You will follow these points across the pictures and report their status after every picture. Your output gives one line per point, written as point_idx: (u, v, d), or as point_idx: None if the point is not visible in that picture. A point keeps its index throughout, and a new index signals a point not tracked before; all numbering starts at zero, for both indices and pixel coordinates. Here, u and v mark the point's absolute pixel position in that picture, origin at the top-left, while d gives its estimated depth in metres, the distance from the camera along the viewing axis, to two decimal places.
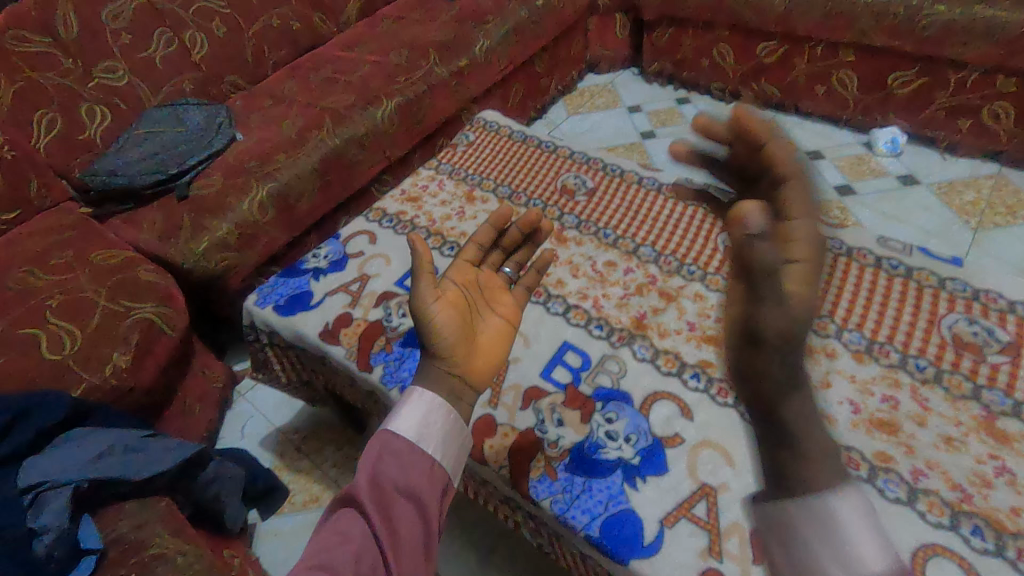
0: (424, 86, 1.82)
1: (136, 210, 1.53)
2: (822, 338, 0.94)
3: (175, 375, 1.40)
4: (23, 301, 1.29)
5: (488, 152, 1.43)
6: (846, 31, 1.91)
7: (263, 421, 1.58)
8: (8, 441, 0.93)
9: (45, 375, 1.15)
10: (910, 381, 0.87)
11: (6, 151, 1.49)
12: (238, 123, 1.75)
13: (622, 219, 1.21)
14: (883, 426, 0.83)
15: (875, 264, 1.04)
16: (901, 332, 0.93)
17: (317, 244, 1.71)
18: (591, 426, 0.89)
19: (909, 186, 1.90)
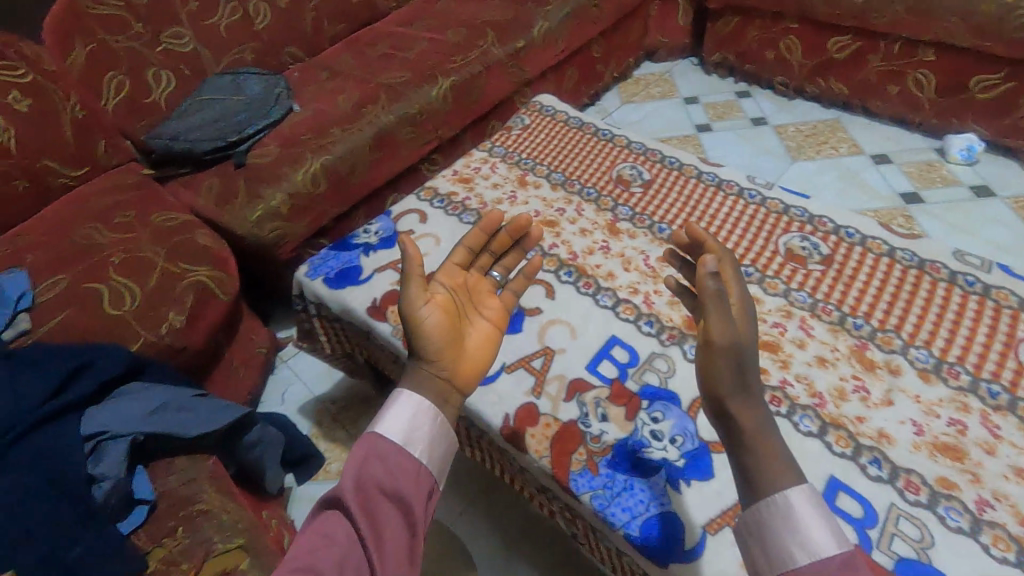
0: (480, 66, 1.80)
1: (195, 175, 1.57)
2: (886, 353, 0.90)
3: (224, 339, 1.44)
4: (87, 256, 1.34)
5: (543, 137, 1.41)
6: (927, 30, 1.80)
7: (302, 390, 1.61)
8: (72, 389, 0.97)
9: (106, 329, 1.20)
10: (981, 406, 0.83)
11: (77, 110, 1.54)
12: (295, 94, 1.77)
13: (678, 214, 1.18)
14: (948, 451, 0.79)
15: (948, 279, 0.98)
16: (974, 353, 0.88)
17: (365, 219, 1.72)
18: (636, 424, 0.87)
19: (983, 199, 1.79)
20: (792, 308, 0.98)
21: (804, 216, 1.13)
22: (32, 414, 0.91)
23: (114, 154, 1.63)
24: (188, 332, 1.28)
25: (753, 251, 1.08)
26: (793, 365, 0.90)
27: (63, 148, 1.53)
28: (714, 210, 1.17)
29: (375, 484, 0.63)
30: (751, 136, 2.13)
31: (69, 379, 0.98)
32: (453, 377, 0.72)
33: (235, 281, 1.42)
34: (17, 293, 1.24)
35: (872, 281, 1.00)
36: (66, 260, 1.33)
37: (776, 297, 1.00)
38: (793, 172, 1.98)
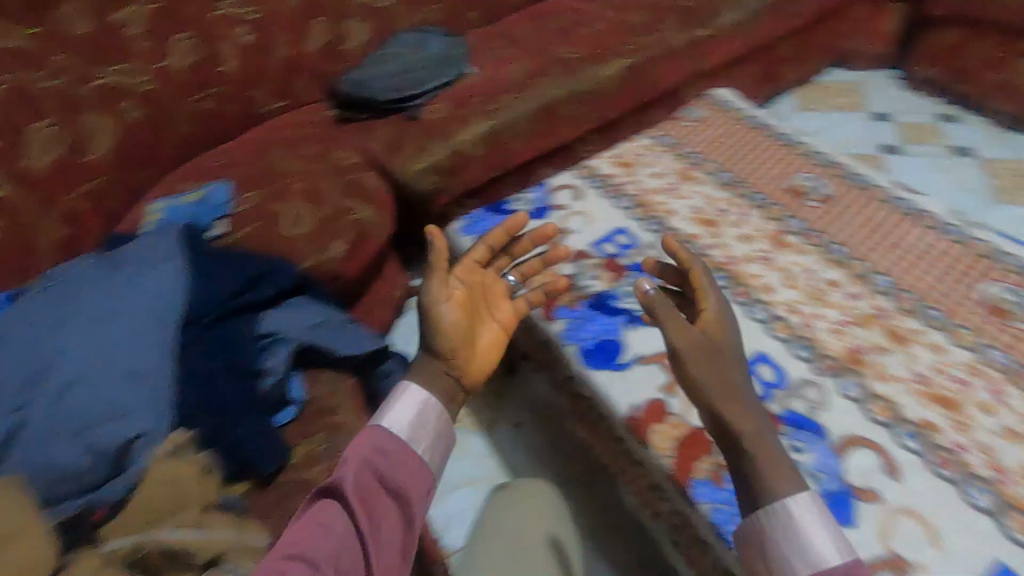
0: (656, 51, 1.74)
1: (372, 121, 1.69)
2: None
3: (370, 275, 1.57)
4: (275, 180, 1.51)
5: (715, 133, 1.34)
6: None
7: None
8: (256, 291, 1.11)
9: (282, 246, 1.36)
10: None
11: (288, 48, 1.72)
12: (471, 58, 1.83)
13: (859, 238, 1.07)
14: None
15: None
16: None
17: (514, 187, 1.75)
18: (806, 456, 0.81)
19: None
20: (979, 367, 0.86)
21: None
22: (224, 305, 1.06)
23: (308, 94, 1.80)
24: (348, 263, 1.40)
25: (944, 293, 0.96)
26: (970, 430, 0.80)
27: (269, 82, 1.72)
28: (903, 241, 1.05)
29: (373, 476, 0.72)
30: (948, 167, 1.87)
31: (251, 282, 1.12)
32: (463, 375, 0.85)
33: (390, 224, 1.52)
34: (217, 201, 1.44)
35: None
36: (259, 179, 1.51)
37: (963, 349, 0.88)
38: (996, 213, 1.72)
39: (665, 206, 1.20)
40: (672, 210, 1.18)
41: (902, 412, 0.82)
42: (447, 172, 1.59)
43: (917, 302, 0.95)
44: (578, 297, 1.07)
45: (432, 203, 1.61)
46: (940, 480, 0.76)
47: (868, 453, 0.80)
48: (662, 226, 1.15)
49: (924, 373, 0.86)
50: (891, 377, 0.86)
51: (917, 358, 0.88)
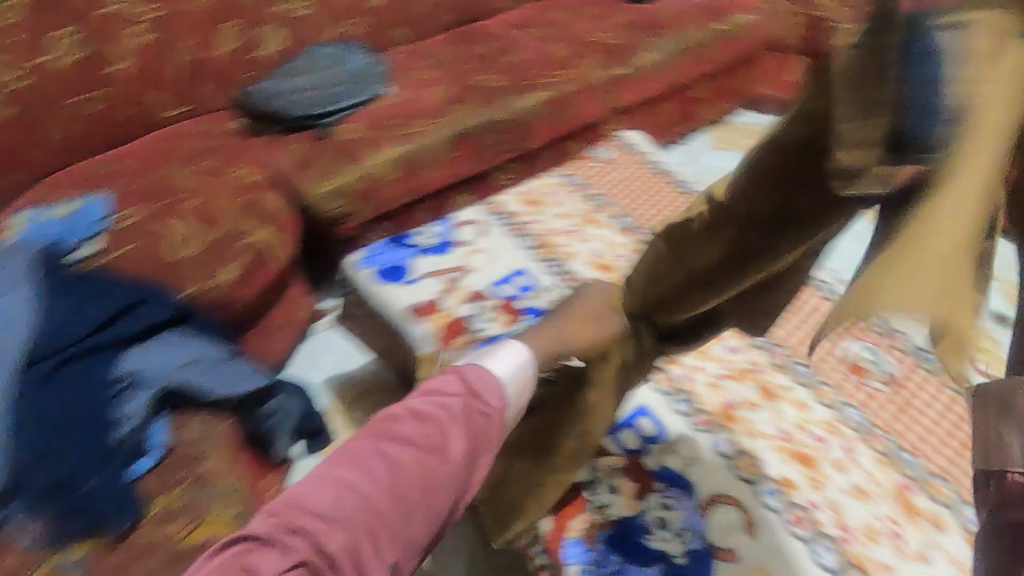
0: (575, 87, 1.87)
1: (280, 134, 1.68)
2: (836, 450, 0.89)
3: (271, 298, 1.52)
4: (166, 198, 1.42)
5: (623, 176, 1.40)
6: None
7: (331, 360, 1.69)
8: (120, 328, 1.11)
9: (165, 269, 1.28)
10: (879, 456, 0.89)
11: (147, 36, 1.63)
12: (392, 77, 1.86)
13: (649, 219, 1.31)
14: (804, 460, 0.89)
15: (884, 449, 0.90)
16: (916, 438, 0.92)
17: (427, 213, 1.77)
18: (645, 506, 0.91)
19: None
20: (795, 450, 0.90)
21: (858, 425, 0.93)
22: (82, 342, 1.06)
23: (214, 96, 1.80)
24: (246, 288, 1.36)
25: (769, 378, 1.00)
26: (748, 434, 0.92)
27: (170, 83, 1.68)
28: None
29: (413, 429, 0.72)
30: None
31: (135, 308, 1.16)
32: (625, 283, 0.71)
33: (295, 246, 1.51)
34: (91, 220, 1.31)
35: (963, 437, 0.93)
36: (143, 194, 1.41)
37: (823, 407, 0.95)
38: None
39: (535, 228, 1.27)
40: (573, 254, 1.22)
41: (771, 469, 0.88)
42: (358, 196, 1.59)
43: (788, 360, 1.02)
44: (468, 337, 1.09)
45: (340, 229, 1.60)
46: (795, 537, 0.81)
47: (730, 509, 0.86)
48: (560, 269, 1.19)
49: (790, 430, 0.93)
50: (760, 433, 0.92)
51: (785, 415, 0.94)
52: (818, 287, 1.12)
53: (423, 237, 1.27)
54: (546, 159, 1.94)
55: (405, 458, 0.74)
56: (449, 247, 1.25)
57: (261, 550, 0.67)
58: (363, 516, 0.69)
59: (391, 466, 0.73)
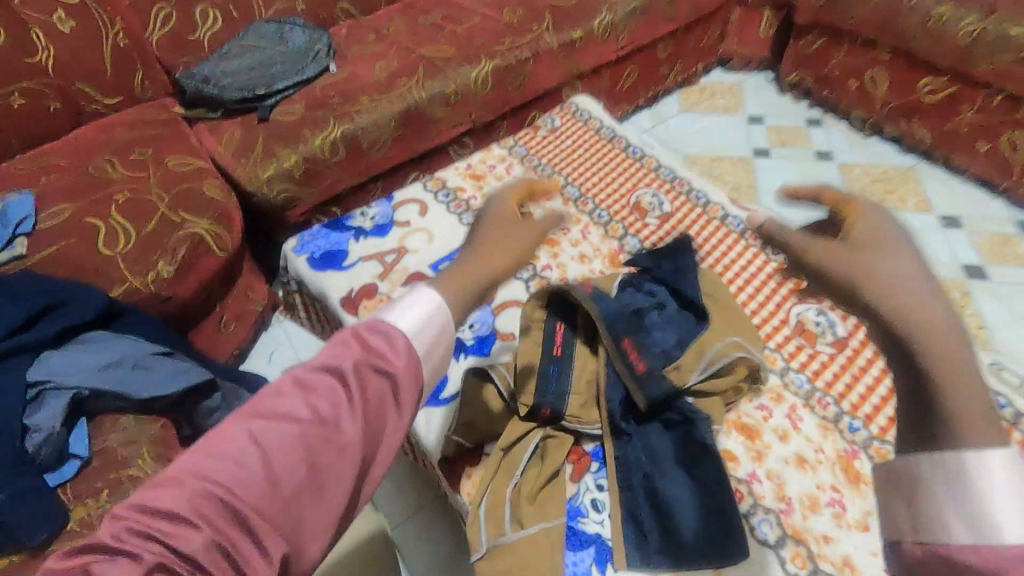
0: (529, 53, 1.76)
1: (220, 120, 1.62)
2: (778, 417, 0.86)
3: (218, 291, 1.47)
4: (96, 192, 1.35)
5: (571, 144, 1.34)
6: (942, 48, 1.83)
7: (289, 353, 1.64)
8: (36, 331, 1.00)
9: (94, 266, 1.22)
10: (823, 421, 0.85)
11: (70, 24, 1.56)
12: (336, 53, 1.78)
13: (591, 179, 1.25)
14: (744, 430, 0.85)
15: (829, 415, 0.85)
16: (870, 403, 0.86)
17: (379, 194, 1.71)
18: (579, 488, 0.84)
19: (949, 229, 1.84)
20: (734, 421, 0.86)
21: (801, 390, 0.88)
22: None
23: (150, 86, 1.72)
24: (185, 283, 1.31)
25: None
26: None
27: (100, 74, 1.62)
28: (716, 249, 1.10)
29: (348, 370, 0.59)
30: (808, 167, 2.08)
31: (53, 304, 1.04)
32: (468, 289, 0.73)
33: (241, 235, 1.45)
34: (17, 218, 1.25)
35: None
36: (72, 190, 1.35)
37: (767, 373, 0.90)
38: None
39: (476, 203, 1.23)
40: None
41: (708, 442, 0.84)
42: (302, 180, 1.52)
43: None
44: None
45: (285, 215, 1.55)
46: None
47: None
48: None
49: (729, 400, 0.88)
50: None
51: None
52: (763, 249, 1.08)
53: (362, 219, 1.21)
54: (502, 132, 1.88)
55: (280, 433, 0.54)
56: (388, 230, 1.19)
57: (167, 533, 0.49)
58: (268, 479, 0.52)
59: (261, 442, 0.54)
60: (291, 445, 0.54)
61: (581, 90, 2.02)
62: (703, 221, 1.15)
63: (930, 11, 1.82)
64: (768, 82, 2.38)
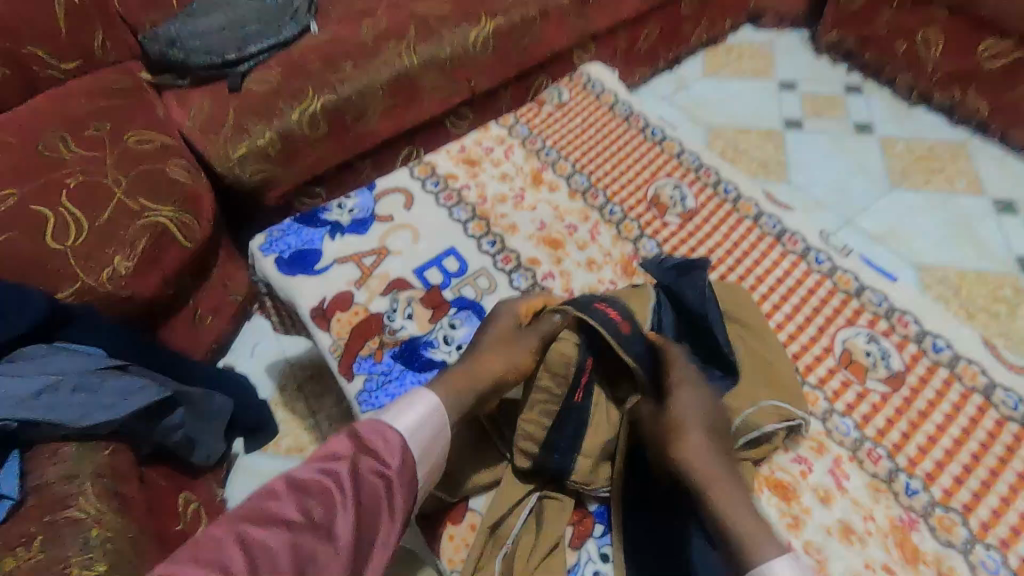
0: (536, 11, 1.55)
1: (188, 89, 1.44)
2: (820, 474, 0.72)
3: (190, 283, 1.34)
4: (45, 175, 1.21)
5: (581, 123, 1.17)
6: (1013, 7, 1.59)
7: (273, 347, 1.52)
8: None
9: (42, 263, 1.09)
10: (875, 481, 0.71)
11: None
12: (319, 10, 1.58)
13: (604, 169, 1.09)
14: (778, 488, 0.72)
15: (882, 473, 0.71)
16: (934, 457, 0.71)
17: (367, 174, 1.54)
18: (580, 557, 0.77)
19: (1003, 215, 1.65)
20: (766, 476, 0.73)
21: (848, 439, 0.74)
22: None
23: (113, 47, 1.54)
24: (146, 278, 1.18)
25: None
26: None
27: (53, 35, 1.44)
28: (748, 257, 0.94)
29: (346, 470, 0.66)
30: (845, 141, 1.87)
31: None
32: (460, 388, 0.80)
33: (211, 221, 1.30)
34: None
35: (985, 455, 0.71)
36: (19, 172, 1.21)
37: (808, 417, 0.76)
38: (887, 202, 1.70)
39: (471, 194, 1.06)
40: (513, 226, 1.01)
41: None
42: (279, 159, 1.36)
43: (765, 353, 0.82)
44: (384, 344, 0.90)
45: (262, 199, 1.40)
46: None
47: None
48: (499, 246, 0.99)
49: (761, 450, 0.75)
50: None
51: None
52: (803, 255, 0.92)
53: (339, 212, 1.06)
54: (506, 102, 1.70)
55: (273, 537, 0.60)
56: (367, 225, 1.04)
57: None
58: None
59: (249, 546, 0.59)
60: (281, 553, 0.59)
61: (595, 53, 1.81)
62: (732, 220, 0.98)
63: None
64: (803, 42, 2.14)
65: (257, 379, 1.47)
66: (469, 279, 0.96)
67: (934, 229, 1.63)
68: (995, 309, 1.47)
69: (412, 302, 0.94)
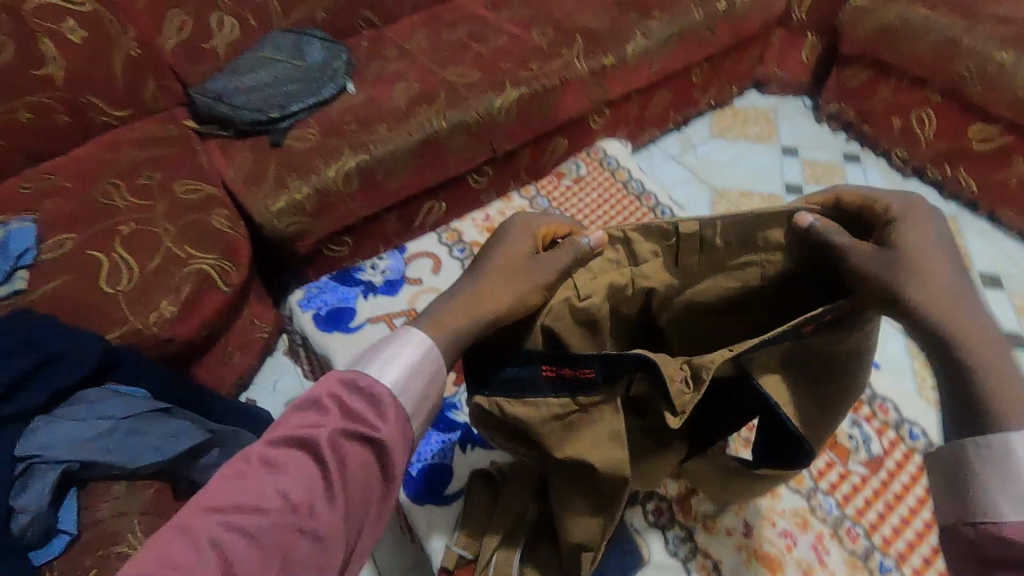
0: (556, 80, 1.67)
1: (232, 140, 1.56)
2: (805, 549, 0.80)
3: (224, 323, 1.43)
4: (101, 222, 1.32)
5: (595, 198, 1.27)
6: (999, 97, 1.71)
7: (295, 383, 1.60)
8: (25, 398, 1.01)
9: (97, 307, 1.19)
10: (854, 558, 0.79)
11: (80, 33, 1.49)
12: (355, 71, 1.70)
13: None
14: (766, 560, 0.79)
15: (860, 552, 0.79)
16: (906, 538, 0.80)
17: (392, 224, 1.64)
18: None
19: (989, 288, 1.74)
20: (755, 551, 0.80)
21: (830, 516, 0.82)
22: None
23: (162, 97, 1.65)
24: (187, 322, 1.27)
25: None
26: (708, 531, 0.82)
27: (110, 86, 1.55)
28: None
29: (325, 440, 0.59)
30: None
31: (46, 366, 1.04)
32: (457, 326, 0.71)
33: (248, 267, 1.38)
34: (19, 250, 1.23)
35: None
36: (78, 218, 1.32)
37: (795, 494, 0.84)
38: None
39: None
40: None
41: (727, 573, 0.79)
42: (313, 212, 1.46)
43: None
44: None
45: (295, 246, 1.50)
46: None
47: None
48: None
49: (753, 524, 0.82)
50: (721, 528, 0.82)
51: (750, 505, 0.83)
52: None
53: (372, 272, 1.15)
54: (524, 160, 1.80)
55: (247, 524, 0.54)
56: (398, 287, 1.13)
57: None
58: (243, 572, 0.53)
59: (226, 539, 0.54)
60: (256, 540, 0.54)
61: (609, 116, 1.93)
62: None
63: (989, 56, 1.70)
64: (807, 109, 2.25)
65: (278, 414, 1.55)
66: None
67: None
68: None
69: None
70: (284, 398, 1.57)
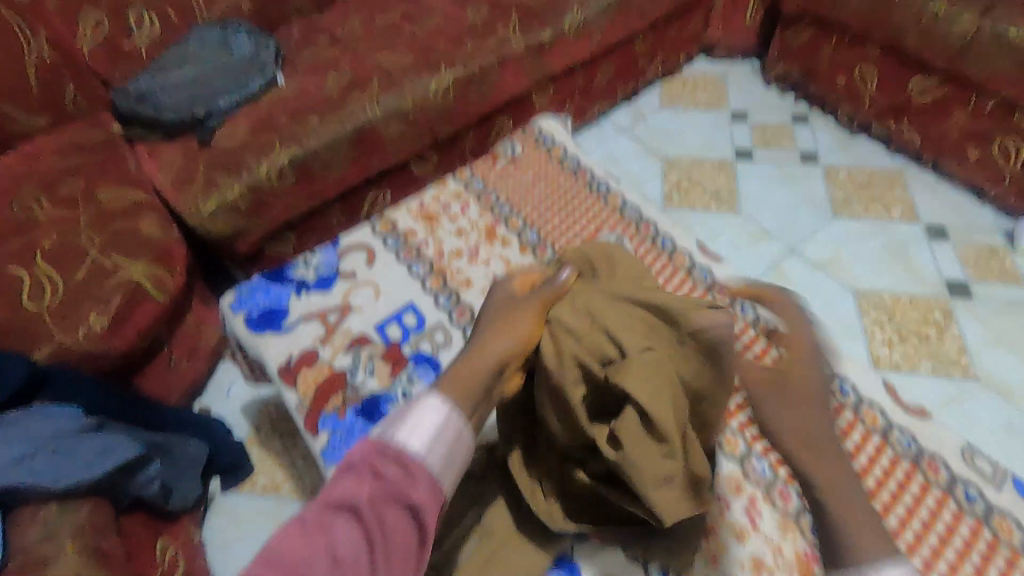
0: (494, 59, 1.64)
1: (161, 142, 1.50)
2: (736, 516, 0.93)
3: (167, 331, 1.38)
4: (21, 239, 1.26)
5: (530, 177, 1.25)
6: (934, 51, 1.71)
7: (249, 388, 1.56)
8: None
9: (21, 325, 1.15)
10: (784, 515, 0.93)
11: None
12: (285, 61, 1.64)
13: (554, 221, 1.18)
14: (705, 529, 0.92)
15: (793, 516, 0.93)
16: None
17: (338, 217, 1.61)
18: None
19: (936, 240, 1.77)
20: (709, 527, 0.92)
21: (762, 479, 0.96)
22: None
23: (84, 101, 1.58)
24: (118, 335, 1.23)
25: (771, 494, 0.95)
26: (722, 560, 0.89)
27: (24, 94, 1.48)
28: None
29: None
30: (792, 172, 1.96)
31: None
32: None
33: (181, 272, 1.34)
34: None
35: (883, 489, 0.85)
36: None
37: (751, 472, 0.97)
38: (832, 230, 1.81)
39: (429, 250, 1.14)
40: (469, 281, 1.10)
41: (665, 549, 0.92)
42: (247, 211, 1.43)
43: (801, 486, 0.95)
44: (347, 401, 0.98)
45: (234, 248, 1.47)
46: None
47: None
48: (454, 301, 1.08)
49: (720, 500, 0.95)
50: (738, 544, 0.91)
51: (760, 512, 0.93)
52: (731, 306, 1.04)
53: (303, 268, 1.12)
54: (468, 142, 1.77)
55: None
56: (327, 280, 1.11)
57: None
58: None
59: None
60: None
61: (554, 92, 1.89)
62: (669, 272, 1.09)
63: (921, 7, 1.70)
64: (756, 72, 2.25)
65: (232, 419, 1.52)
66: (425, 333, 1.04)
67: (874, 255, 1.74)
68: (926, 331, 1.59)
69: (372, 358, 1.02)
70: (239, 401, 1.54)
